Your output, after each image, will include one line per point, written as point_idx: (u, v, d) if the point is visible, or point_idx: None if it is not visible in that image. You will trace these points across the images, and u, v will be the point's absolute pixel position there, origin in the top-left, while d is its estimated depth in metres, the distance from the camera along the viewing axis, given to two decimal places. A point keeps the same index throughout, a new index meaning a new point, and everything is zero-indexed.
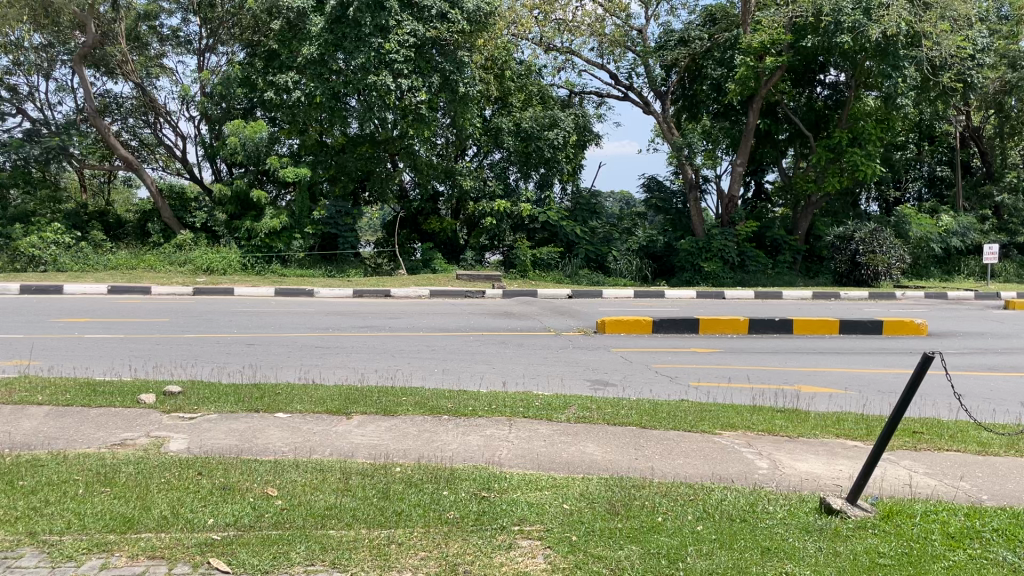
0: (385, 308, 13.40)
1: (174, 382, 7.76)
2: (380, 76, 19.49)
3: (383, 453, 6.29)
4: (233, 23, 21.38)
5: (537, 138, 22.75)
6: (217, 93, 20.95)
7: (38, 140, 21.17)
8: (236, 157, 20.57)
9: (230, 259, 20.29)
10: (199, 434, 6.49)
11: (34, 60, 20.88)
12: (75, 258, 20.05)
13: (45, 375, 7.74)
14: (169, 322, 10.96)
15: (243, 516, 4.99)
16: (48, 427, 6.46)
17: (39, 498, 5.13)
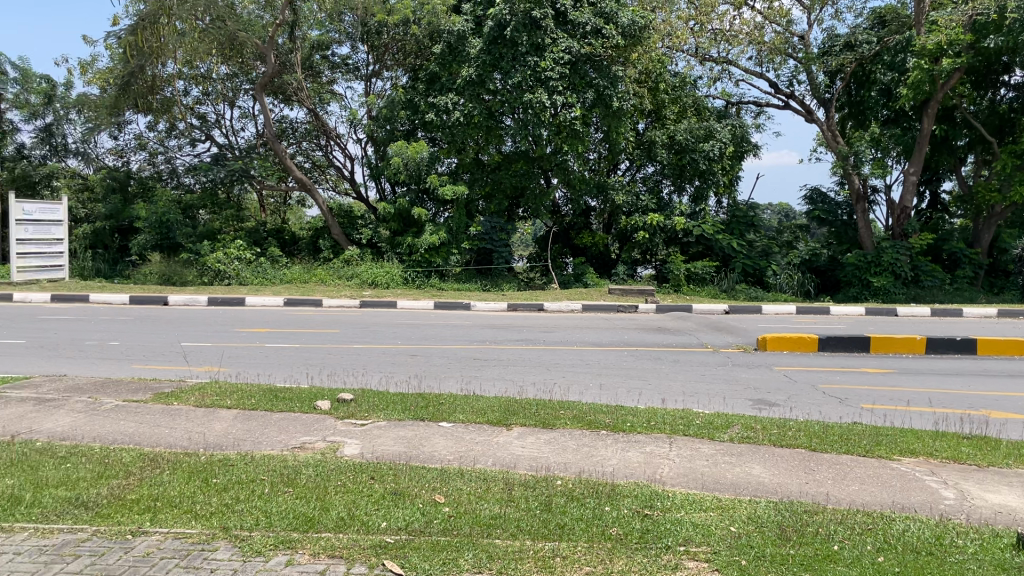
0: (539, 322, 13.55)
1: (347, 390, 8.19)
2: (535, 94, 19.85)
3: (544, 465, 6.34)
4: (397, 49, 22.38)
5: (692, 150, 22.38)
6: (382, 115, 21.93)
7: (224, 164, 23.12)
8: (399, 176, 21.45)
9: (392, 274, 21.18)
10: (370, 440, 6.81)
11: (220, 89, 22.77)
12: (255, 272, 21.64)
13: (233, 381, 8.37)
14: (338, 332, 11.59)
15: (413, 521, 5.18)
16: (237, 428, 6.98)
17: (231, 496, 5.54)
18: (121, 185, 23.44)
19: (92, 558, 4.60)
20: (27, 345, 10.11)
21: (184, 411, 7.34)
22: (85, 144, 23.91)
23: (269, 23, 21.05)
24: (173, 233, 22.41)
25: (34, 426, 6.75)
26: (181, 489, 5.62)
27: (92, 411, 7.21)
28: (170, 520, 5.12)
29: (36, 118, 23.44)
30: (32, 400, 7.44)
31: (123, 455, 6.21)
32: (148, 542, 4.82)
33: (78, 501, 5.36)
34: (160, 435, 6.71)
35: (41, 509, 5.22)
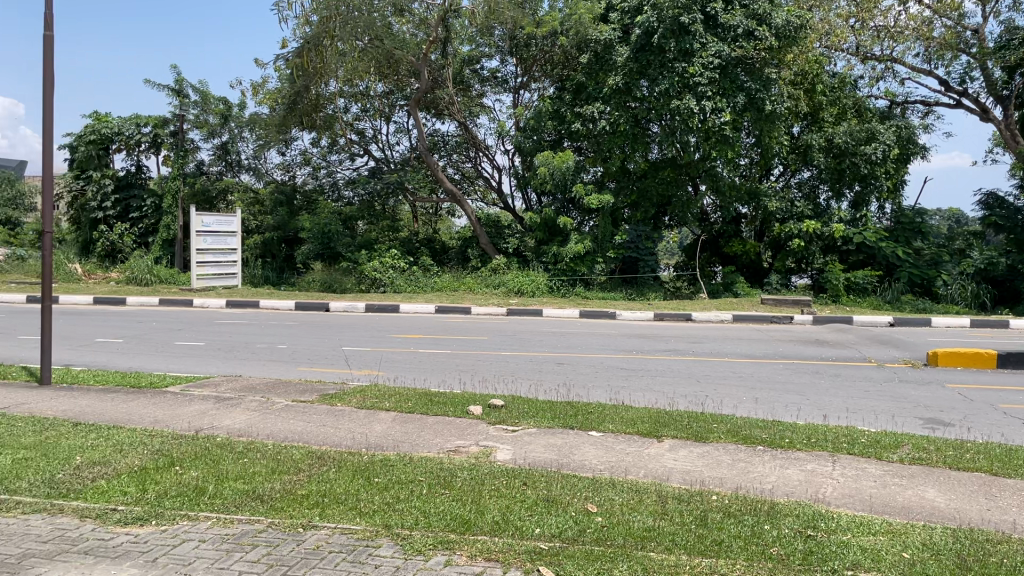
0: (688, 333, 13.28)
1: (498, 396, 8.34)
2: (683, 100, 19.48)
3: (698, 479, 6.21)
4: (544, 60, 22.67)
5: (852, 154, 21.31)
6: (530, 126, 22.29)
7: (381, 177, 24.21)
8: (545, 185, 21.66)
9: (537, 282, 21.38)
10: (522, 446, 6.90)
11: (377, 106, 23.87)
12: (408, 280, 22.55)
13: (391, 385, 8.70)
14: (488, 340, 11.82)
15: (567, 528, 5.20)
16: (396, 430, 7.26)
17: (391, 495, 5.76)
18: (288, 198, 25.07)
19: (268, 548, 4.90)
20: (206, 347, 10.95)
21: (347, 413, 7.71)
22: (256, 160, 25.67)
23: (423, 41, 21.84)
24: (334, 244, 23.49)
25: (214, 422, 7.29)
26: (345, 486, 5.90)
27: (264, 411, 7.70)
28: (336, 516, 5.39)
29: (213, 136, 25.36)
30: (212, 398, 8.04)
31: (293, 452, 6.60)
32: (317, 535, 5.09)
33: (255, 494, 5.74)
34: (326, 434, 7.09)
35: (223, 500, 5.62)
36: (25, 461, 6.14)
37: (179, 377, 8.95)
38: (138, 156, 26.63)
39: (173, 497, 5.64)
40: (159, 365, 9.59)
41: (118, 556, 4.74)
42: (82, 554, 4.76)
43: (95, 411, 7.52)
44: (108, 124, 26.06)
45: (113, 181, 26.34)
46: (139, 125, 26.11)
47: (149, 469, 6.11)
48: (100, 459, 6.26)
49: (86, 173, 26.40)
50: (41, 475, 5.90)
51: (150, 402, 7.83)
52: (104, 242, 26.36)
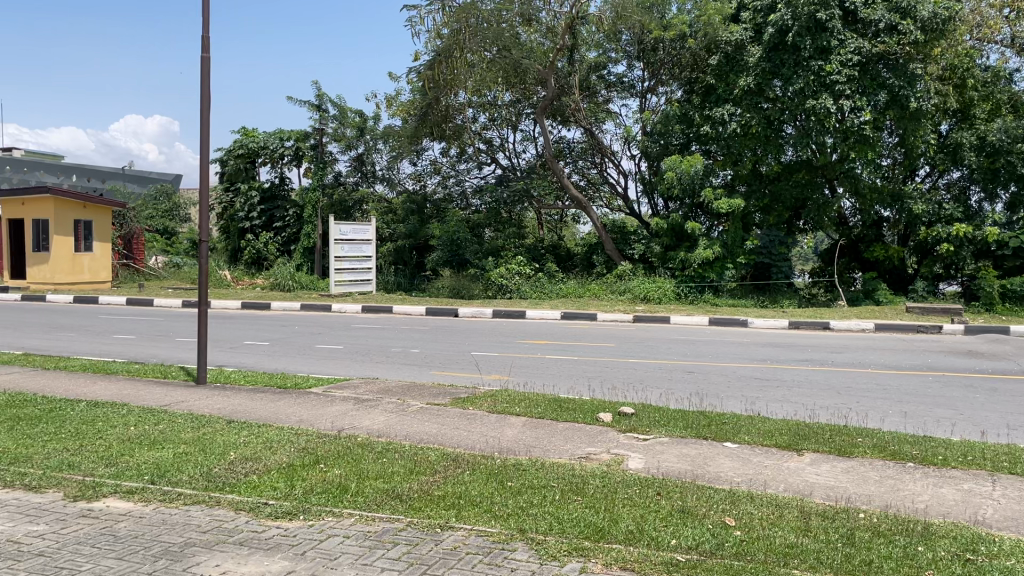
0: (825, 342, 12.74)
1: (628, 404, 8.27)
2: (819, 99, 18.74)
3: (843, 495, 5.93)
4: (672, 64, 22.39)
5: (1009, 152, 19.70)
6: (657, 130, 22.04)
7: (508, 184, 24.68)
8: (672, 190, 21.29)
9: (665, 289, 21.16)
10: (654, 455, 6.81)
11: (505, 115, 24.19)
12: (534, 287, 22.77)
13: (521, 389, 8.80)
14: (615, 347, 11.75)
15: (704, 541, 5.08)
16: (527, 435, 7.32)
17: (525, 500, 5.81)
18: (418, 207, 25.85)
19: (408, 547, 5.03)
20: (344, 350, 11.42)
21: (479, 416, 7.84)
22: (390, 170, 26.59)
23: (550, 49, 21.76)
24: (462, 251, 24.05)
25: (354, 423, 7.58)
26: (480, 489, 6.00)
27: (400, 413, 7.95)
28: (472, 518, 5.48)
29: (350, 149, 26.49)
30: (352, 400, 8.37)
31: (428, 454, 6.78)
32: (454, 536, 5.19)
33: (394, 493, 5.93)
34: (459, 437, 7.23)
35: (364, 498, 5.83)
36: (185, 455, 6.58)
37: (320, 379, 9.37)
38: (281, 168, 28.10)
39: (318, 493, 5.90)
40: (302, 367, 10.08)
41: (270, 549, 4.99)
42: (238, 545, 5.04)
43: (246, 409, 7.97)
44: (255, 139, 27.66)
45: (259, 192, 27.95)
46: (282, 139, 27.56)
47: (296, 466, 6.42)
48: (252, 455, 6.63)
49: (235, 186, 28.16)
50: (200, 469, 6.30)
51: (295, 402, 8.23)
52: (250, 250, 28.00)
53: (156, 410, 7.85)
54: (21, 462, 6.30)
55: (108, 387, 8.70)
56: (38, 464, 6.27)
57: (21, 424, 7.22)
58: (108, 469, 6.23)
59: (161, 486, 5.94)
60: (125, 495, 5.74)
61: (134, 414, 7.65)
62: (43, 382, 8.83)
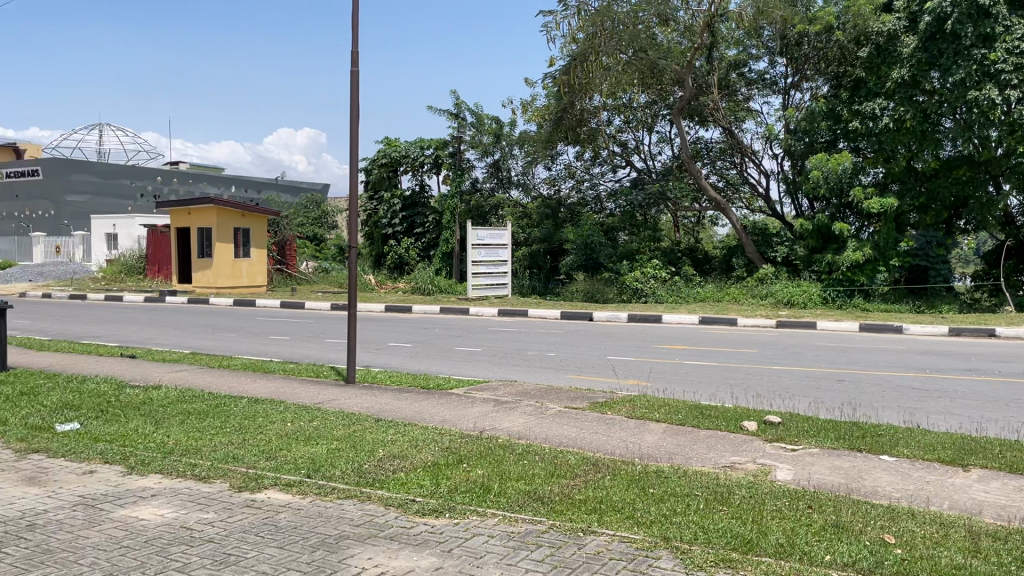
0: (992, 350, 11.82)
1: (774, 413, 7.98)
2: (982, 91, 17.38)
3: (1017, 516, 5.48)
4: (818, 58, 21.55)
5: None
6: (801, 128, 21.14)
7: (643, 188, 24.30)
8: (818, 190, 20.41)
9: (810, 293, 20.34)
10: (804, 466, 6.54)
11: (640, 117, 23.93)
12: (670, 290, 22.45)
13: (661, 395, 8.68)
14: (758, 353, 11.39)
15: (862, 558, 4.82)
16: (668, 442, 7.20)
17: (669, 507, 5.70)
18: (553, 211, 26.04)
19: (551, 549, 5.05)
20: (483, 353, 11.64)
21: (618, 421, 7.78)
22: (525, 176, 26.94)
23: (688, 48, 21.45)
24: (597, 255, 24.08)
25: (496, 424, 7.71)
26: (622, 494, 5.95)
27: (540, 415, 8.01)
28: (615, 524, 5.44)
29: (487, 155, 27.04)
30: (492, 401, 8.51)
31: (569, 457, 6.80)
32: (597, 541, 5.16)
33: (535, 495, 5.98)
34: (599, 441, 7.21)
35: (507, 499, 5.91)
36: (337, 451, 6.89)
37: (462, 381, 9.59)
38: (422, 176, 28.97)
39: (463, 492, 6.03)
40: (443, 369, 10.35)
41: (419, 545, 5.13)
42: (389, 539, 5.21)
43: (392, 409, 8.26)
44: (397, 148, 28.72)
45: (401, 200, 29.00)
46: (423, 148, 28.47)
47: (440, 465, 6.60)
48: (399, 453, 6.86)
49: (378, 194, 29.36)
50: (351, 464, 6.59)
51: (438, 403, 8.46)
52: (393, 255, 29.16)
53: (310, 407, 8.28)
54: (192, 453, 6.79)
55: (266, 385, 9.24)
56: (207, 456, 6.74)
57: (191, 418, 7.79)
58: (268, 462, 6.61)
59: (317, 480, 6.24)
60: (284, 487, 6.08)
61: (290, 411, 8.09)
62: (209, 380, 9.48)
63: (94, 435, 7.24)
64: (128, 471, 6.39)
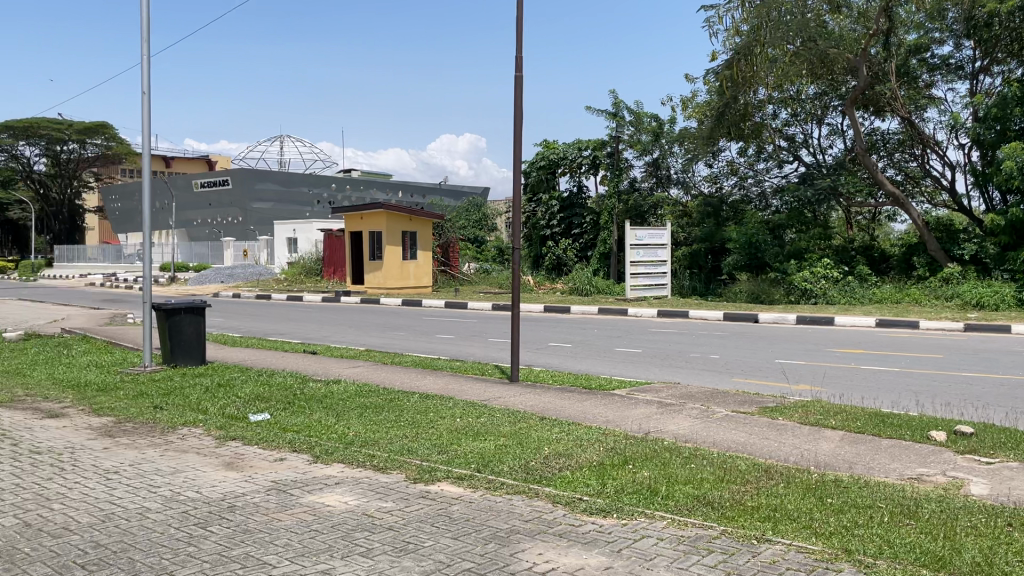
0: None
1: (965, 423, 7.40)
2: None
3: None
4: (1011, 40, 19.83)
5: None
6: (991, 115, 19.49)
7: (813, 183, 23.12)
8: (1011, 182, 18.74)
9: (1002, 294, 18.64)
10: (1002, 481, 6.01)
11: (809, 109, 23.07)
12: (843, 291, 21.34)
13: (836, 401, 8.27)
14: (945, 358, 10.59)
15: None
16: (845, 450, 6.85)
17: (849, 519, 5.42)
18: (715, 209, 25.48)
19: (724, 556, 4.91)
20: (644, 354, 11.54)
21: (790, 427, 7.49)
22: (685, 173, 26.59)
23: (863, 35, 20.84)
24: (762, 254, 23.31)
25: (661, 426, 7.63)
26: (797, 503, 5.72)
27: (707, 419, 7.84)
28: (791, 533, 5.23)
29: (646, 154, 26.87)
30: (656, 403, 8.42)
31: (739, 463, 6.61)
32: (773, 550, 4.97)
33: (705, 500, 5.85)
34: (770, 447, 6.97)
35: (675, 502, 5.82)
36: (505, 448, 7.06)
37: (624, 381, 9.56)
38: (579, 177, 29.07)
39: (630, 493, 6.00)
40: (605, 369, 10.35)
41: (588, 543, 5.15)
42: (558, 536, 5.28)
43: (556, 408, 8.36)
44: (555, 151, 29.02)
45: (559, 201, 29.27)
46: (580, 149, 28.57)
47: (606, 465, 6.60)
48: (565, 452, 6.93)
49: (537, 196, 29.82)
50: (518, 461, 6.72)
51: (601, 403, 8.47)
52: (552, 256, 29.50)
53: (477, 404, 8.52)
54: (370, 445, 7.17)
55: (435, 381, 9.60)
56: (383, 448, 7.09)
57: (368, 411, 8.23)
58: (440, 455, 6.87)
59: (486, 475, 6.42)
60: (455, 481, 6.29)
61: (459, 407, 8.37)
62: (383, 375, 9.98)
63: (283, 425, 7.80)
64: (314, 459, 6.83)
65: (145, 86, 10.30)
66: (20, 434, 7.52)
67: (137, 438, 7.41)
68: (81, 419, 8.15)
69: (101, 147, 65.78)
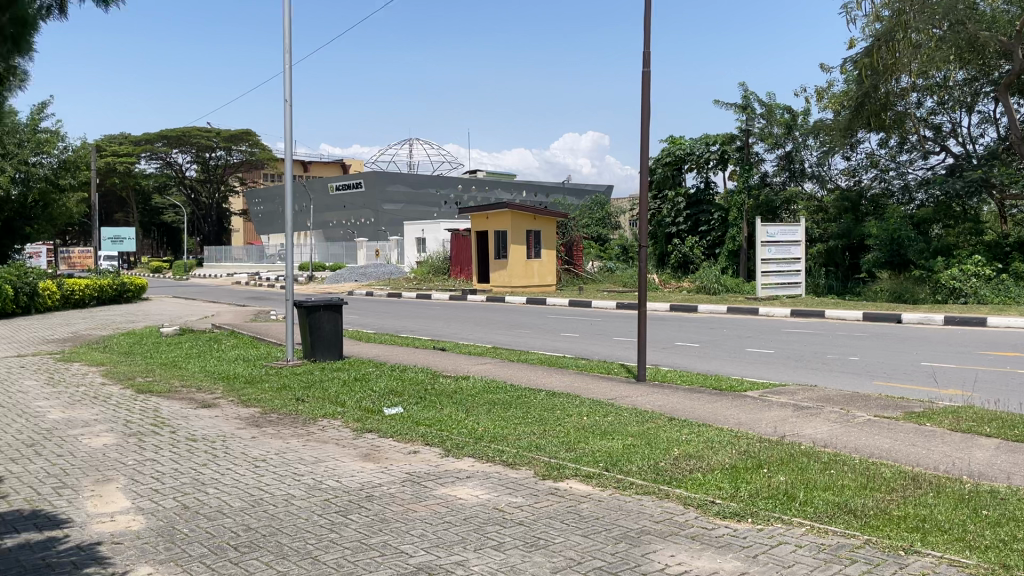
0: None
1: None
2: None
3: None
4: None
5: None
6: None
7: (962, 175, 21.89)
8: None
9: None
10: None
11: (957, 97, 21.70)
12: (996, 292, 19.76)
13: (989, 408, 7.71)
14: None
15: None
16: (1001, 460, 6.38)
17: (1007, 533, 5.03)
18: (853, 204, 24.33)
19: (868, 567, 4.67)
20: (777, 355, 11.16)
21: (939, 434, 7.05)
22: (821, 167, 25.61)
23: (1016, 15, 19.84)
24: (905, 251, 22.10)
25: (797, 430, 7.36)
26: (949, 514, 5.37)
27: (846, 423, 7.49)
28: (942, 545, 4.91)
29: (778, 147, 26.04)
30: (791, 406, 8.13)
31: (883, 470, 6.28)
32: (921, 562, 4.69)
33: (847, 508, 5.58)
34: (916, 454, 6.59)
35: (815, 509, 5.59)
36: (634, 447, 7.00)
37: (757, 383, 9.28)
38: (707, 173, 28.45)
39: (765, 498, 5.81)
40: (736, 370, 10.07)
41: (722, 547, 5.02)
42: (690, 539, 5.17)
43: (686, 409, 8.21)
44: (682, 146, 28.49)
45: (685, 198, 28.72)
46: (708, 144, 27.93)
47: (740, 468, 6.42)
48: (696, 453, 6.79)
49: (663, 193, 29.28)
50: (648, 461, 6.64)
51: (733, 405, 8.26)
52: (677, 254, 29.00)
53: (604, 402, 8.49)
54: (500, 440, 7.27)
55: (562, 379, 9.63)
56: (512, 444, 7.17)
57: (496, 407, 8.35)
58: (568, 453, 6.88)
59: (615, 474, 6.38)
60: (584, 479, 6.29)
61: (586, 405, 8.36)
62: (510, 372, 10.10)
63: (415, 419, 8.03)
64: (445, 453, 6.99)
65: (287, 94, 10.85)
66: (178, 422, 8.08)
67: (282, 428, 7.82)
68: (231, 409, 8.68)
69: (245, 154, 69.75)
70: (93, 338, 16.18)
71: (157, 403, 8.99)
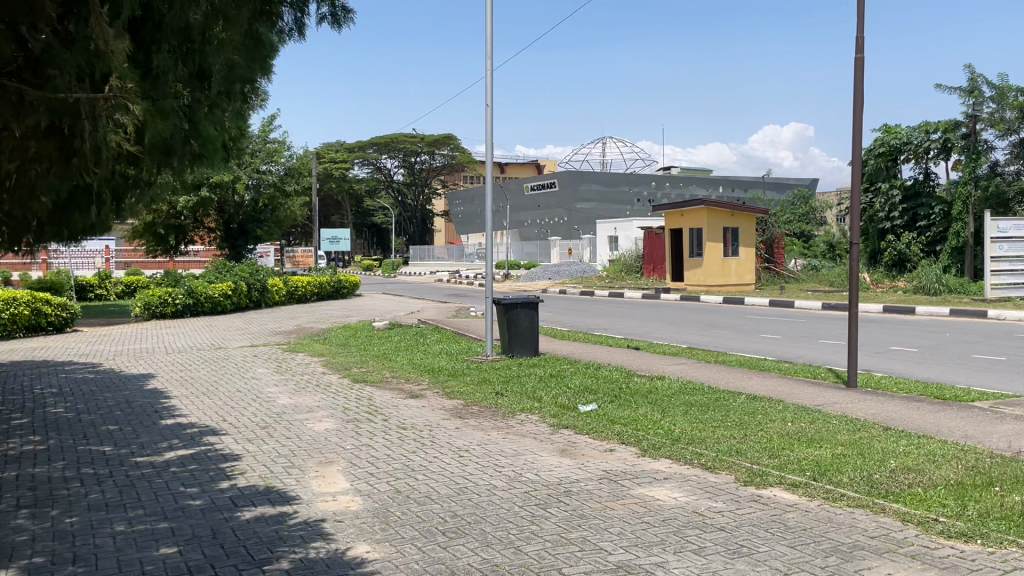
0: None
1: None
2: None
3: None
4: None
5: None
6: None
7: None
8: None
9: None
10: None
11: None
12: None
13: None
14: None
15: None
16: None
17: None
18: None
19: None
20: (1011, 363, 10.08)
21: None
22: None
23: None
24: None
25: None
26: None
27: None
28: None
29: (1011, 133, 23.50)
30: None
31: None
32: None
33: None
34: None
35: None
36: (843, 457, 6.61)
37: (986, 393, 8.44)
38: (927, 164, 26.35)
39: (998, 519, 5.27)
40: (961, 378, 9.22)
41: (947, 569, 4.61)
42: (910, 557, 4.80)
43: (903, 418, 7.64)
44: (897, 135, 26.68)
45: (901, 190, 26.76)
46: (928, 132, 25.79)
47: (966, 485, 5.87)
48: (915, 466, 6.30)
49: (875, 186, 27.54)
50: (859, 472, 6.26)
51: (958, 416, 7.57)
52: (892, 251, 26.78)
53: (810, 408, 8.08)
54: (698, 443, 7.13)
55: (764, 382, 9.27)
56: (711, 447, 7.01)
57: (693, 409, 8.19)
58: (771, 459, 6.62)
59: (823, 484, 6.06)
60: (789, 487, 6.02)
61: (790, 410, 8.00)
62: (707, 374, 9.87)
63: (611, 417, 8.06)
64: (642, 453, 6.96)
65: (489, 99, 11.24)
66: (389, 410, 8.64)
67: (482, 421, 8.14)
68: (436, 400, 9.15)
69: (447, 158, 73.22)
70: (316, 331, 17.61)
71: (371, 392, 9.65)
